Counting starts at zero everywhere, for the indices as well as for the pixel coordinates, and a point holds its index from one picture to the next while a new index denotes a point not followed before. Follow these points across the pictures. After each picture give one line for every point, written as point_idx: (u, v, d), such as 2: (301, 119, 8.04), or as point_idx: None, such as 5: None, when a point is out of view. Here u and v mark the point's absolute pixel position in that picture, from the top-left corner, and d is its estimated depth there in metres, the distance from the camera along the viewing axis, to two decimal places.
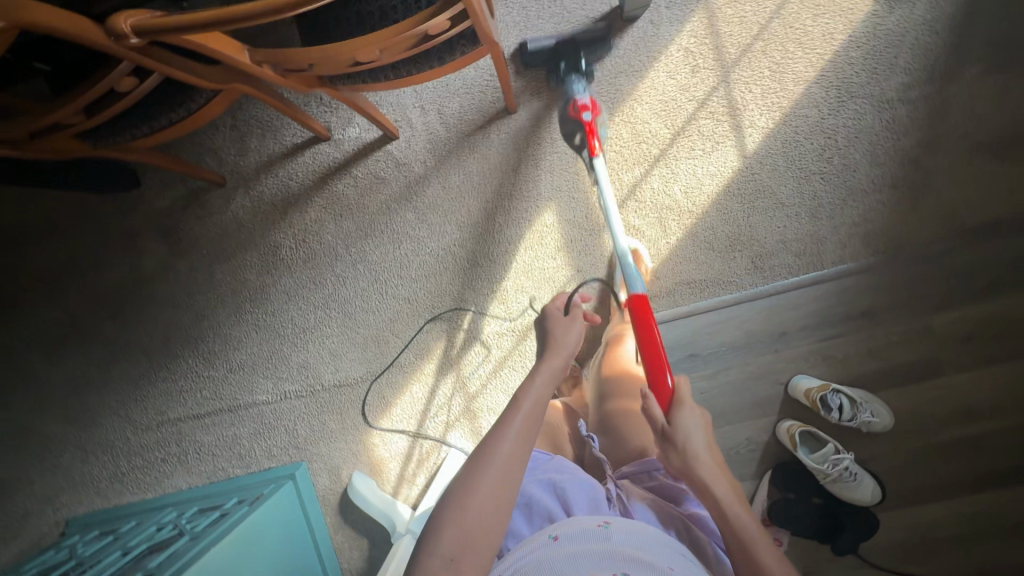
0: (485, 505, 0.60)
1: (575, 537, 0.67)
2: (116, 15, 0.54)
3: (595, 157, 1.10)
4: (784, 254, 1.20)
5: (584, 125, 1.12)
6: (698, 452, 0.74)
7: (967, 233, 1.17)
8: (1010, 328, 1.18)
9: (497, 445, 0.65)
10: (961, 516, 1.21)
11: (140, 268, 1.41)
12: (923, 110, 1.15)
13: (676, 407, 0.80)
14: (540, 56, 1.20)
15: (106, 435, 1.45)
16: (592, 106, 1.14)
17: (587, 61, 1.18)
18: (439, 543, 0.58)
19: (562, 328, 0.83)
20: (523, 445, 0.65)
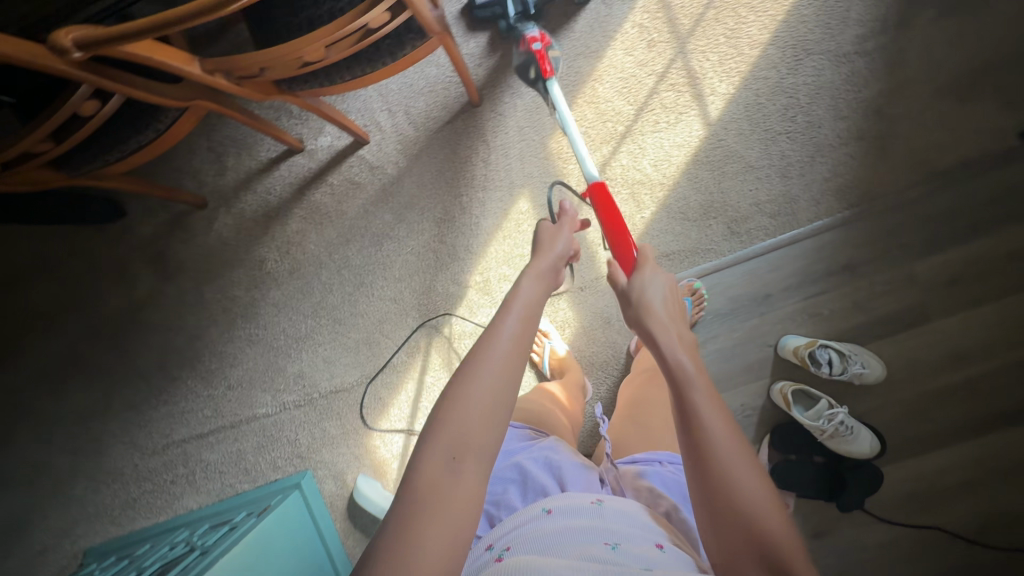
0: (484, 396, 0.60)
1: (566, 510, 0.68)
2: (58, 30, 0.59)
3: (547, 78, 0.98)
4: (759, 217, 1.21)
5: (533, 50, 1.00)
6: (655, 312, 0.71)
7: (940, 177, 1.17)
8: (994, 268, 1.17)
9: (491, 341, 0.64)
10: (967, 462, 1.20)
11: (134, 296, 1.44)
12: (881, 60, 1.16)
13: (638, 270, 0.77)
14: (490, 9, 1.22)
15: (114, 463, 1.47)
16: (541, 34, 1.02)
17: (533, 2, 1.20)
18: (439, 437, 0.58)
19: (551, 234, 0.82)
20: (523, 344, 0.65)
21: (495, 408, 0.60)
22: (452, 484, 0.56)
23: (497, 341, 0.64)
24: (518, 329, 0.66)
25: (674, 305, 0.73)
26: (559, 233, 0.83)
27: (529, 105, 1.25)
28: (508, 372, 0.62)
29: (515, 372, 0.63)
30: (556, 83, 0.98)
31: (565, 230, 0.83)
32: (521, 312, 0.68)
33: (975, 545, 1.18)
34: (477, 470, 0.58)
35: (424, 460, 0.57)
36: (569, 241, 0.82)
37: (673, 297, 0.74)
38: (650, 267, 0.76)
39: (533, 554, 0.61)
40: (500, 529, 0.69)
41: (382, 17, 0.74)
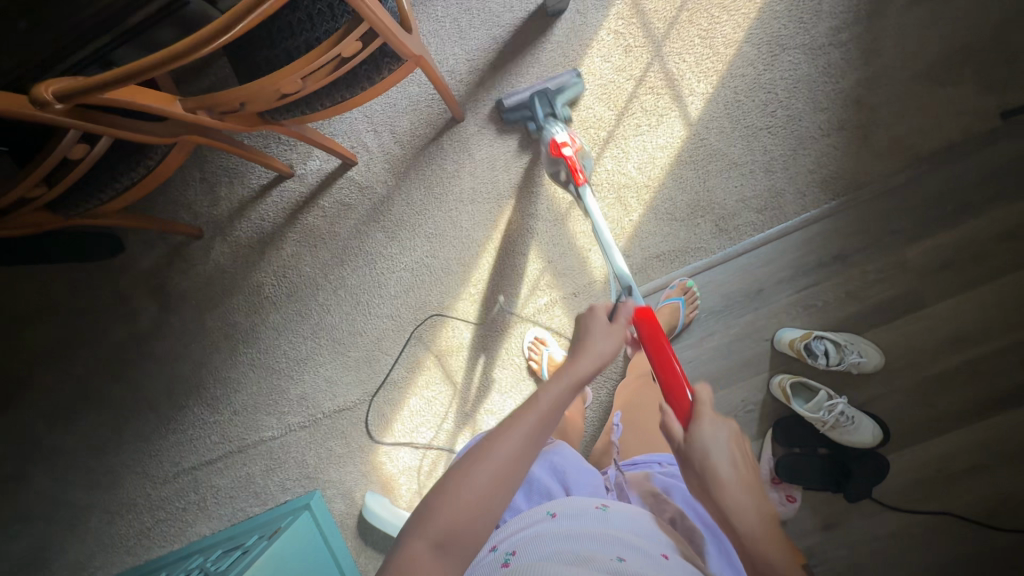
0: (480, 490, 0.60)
1: (571, 514, 0.67)
2: (40, 84, 0.61)
3: (580, 187, 1.09)
4: (745, 212, 1.21)
5: (566, 161, 1.09)
6: (720, 477, 0.65)
7: (924, 162, 1.17)
8: (985, 248, 1.17)
9: (500, 443, 0.63)
10: (973, 444, 1.20)
11: (138, 328, 1.47)
12: (855, 49, 1.17)
13: (696, 418, 0.68)
14: (518, 109, 1.22)
15: (127, 493, 1.49)
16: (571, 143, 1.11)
17: (561, 106, 1.20)
18: (427, 526, 0.58)
19: (605, 332, 0.76)
20: (529, 442, 0.64)
21: (489, 501, 0.60)
22: (434, 572, 0.55)
23: (495, 446, 0.63)
24: (532, 435, 0.64)
25: (742, 463, 0.66)
26: (601, 343, 0.74)
27: (511, 117, 1.27)
28: (505, 471, 0.61)
29: (510, 481, 0.62)
30: (589, 190, 1.08)
31: (617, 332, 0.77)
32: (541, 418, 0.65)
33: (987, 527, 1.18)
34: (457, 565, 0.57)
35: (406, 551, 0.56)
36: (613, 345, 0.75)
37: (743, 460, 0.67)
38: (712, 416, 0.68)
39: (538, 556, 0.60)
40: (504, 529, 0.69)
41: (355, 46, 0.76)
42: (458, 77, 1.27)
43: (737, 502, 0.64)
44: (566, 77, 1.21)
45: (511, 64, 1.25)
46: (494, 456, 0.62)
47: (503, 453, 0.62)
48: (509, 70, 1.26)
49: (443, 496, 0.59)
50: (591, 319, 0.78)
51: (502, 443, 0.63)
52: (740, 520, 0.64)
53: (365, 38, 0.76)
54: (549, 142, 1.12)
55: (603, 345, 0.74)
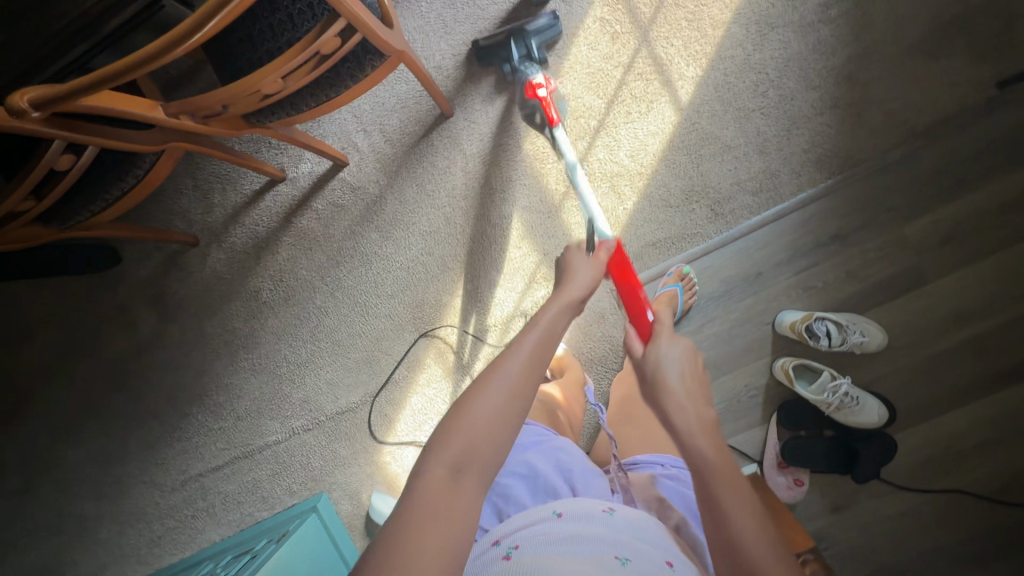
0: (491, 408, 0.59)
1: (577, 515, 0.66)
2: (14, 92, 0.61)
3: (554, 126, 1.10)
4: (741, 196, 1.20)
5: (539, 101, 1.12)
6: (666, 381, 0.68)
7: (920, 137, 1.15)
8: (986, 222, 1.15)
9: (509, 363, 0.62)
10: (981, 421, 1.18)
11: (139, 338, 1.47)
12: (846, 26, 1.15)
13: (653, 339, 0.74)
14: (492, 52, 1.21)
15: (136, 503, 1.50)
16: (545, 85, 1.13)
17: (538, 48, 1.19)
18: (443, 450, 0.56)
19: (584, 266, 0.80)
20: (535, 361, 0.63)
21: (504, 424, 0.59)
22: (451, 493, 0.54)
23: (504, 366, 0.62)
24: (538, 354, 0.64)
25: (694, 377, 0.69)
26: (579, 271, 0.78)
27: (500, 110, 1.26)
28: (515, 392, 0.60)
29: (524, 398, 0.61)
30: (561, 129, 1.09)
31: (595, 266, 0.81)
32: (542, 337, 0.66)
33: (1000, 504, 1.16)
34: (477, 487, 0.56)
35: (425, 476, 0.55)
36: (593, 275, 0.79)
37: (693, 372, 0.70)
38: (669, 335, 0.73)
39: (542, 555, 0.59)
40: (507, 526, 0.68)
41: (334, 43, 0.76)
42: (445, 72, 1.26)
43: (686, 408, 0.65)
44: (543, 20, 1.19)
45: None
46: (501, 377, 0.61)
47: (511, 371, 0.61)
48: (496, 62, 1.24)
49: (452, 417, 0.59)
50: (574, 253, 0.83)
51: (507, 363, 0.62)
52: (678, 416, 0.65)
53: (344, 33, 0.76)
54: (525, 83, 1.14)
55: (582, 273, 0.78)
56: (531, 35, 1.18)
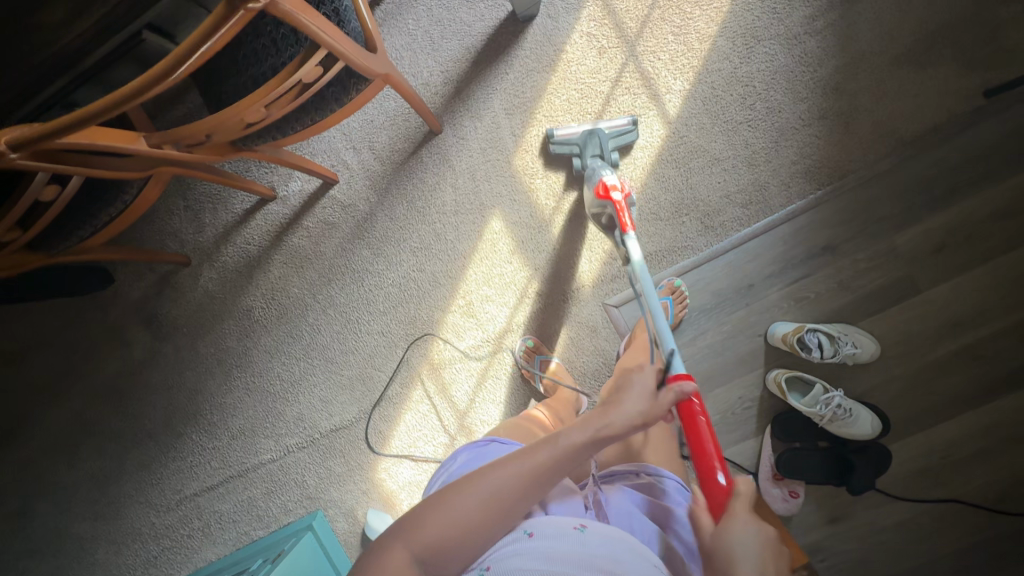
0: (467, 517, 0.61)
1: (548, 535, 0.64)
2: None
3: (626, 236, 1.00)
4: (730, 208, 1.20)
5: (612, 205, 1.03)
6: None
7: (908, 146, 1.15)
8: (977, 230, 1.15)
9: (496, 474, 0.64)
10: (976, 429, 1.18)
11: (133, 358, 1.47)
12: (832, 37, 1.14)
13: (729, 520, 0.66)
14: (567, 143, 1.19)
15: (132, 523, 1.49)
16: (623, 198, 1.03)
17: (612, 150, 1.17)
18: (414, 536, 0.60)
19: (643, 395, 0.72)
20: (529, 487, 0.63)
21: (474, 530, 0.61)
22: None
23: (489, 478, 0.64)
24: (529, 473, 0.64)
25: (773, 574, 0.61)
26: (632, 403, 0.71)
27: (488, 126, 1.25)
28: (495, 507, 0.62)
29: (503, 518, 0.62)
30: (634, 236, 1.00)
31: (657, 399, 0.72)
32: (549, 464, 0.65)
33: (997, 513, 1.16)
34: None
35: (388, 555, 0.58)
36: (647, 410, 0.71)
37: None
38: (746, 514, 0.66)
39: None
40: (481, 548, 0.67)
41: (316, 71, 0.76)
42: (433, 89, 1.26)
43: None
44: (622, 122, 1.19)
45: (486, 73, 1.24)
46: (486, 487, 0.63)
47: (494, 487, 0.63)
48: (484, 79, 1.24)
49: (431, 508, 0.62)
50: (631, 380, 0.74)
51: (496, 474, 0.64)
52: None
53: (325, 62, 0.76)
54: (597, 182, 1.06)
55: (631, 409, 0.70)
56: (610, 138, 1.17)
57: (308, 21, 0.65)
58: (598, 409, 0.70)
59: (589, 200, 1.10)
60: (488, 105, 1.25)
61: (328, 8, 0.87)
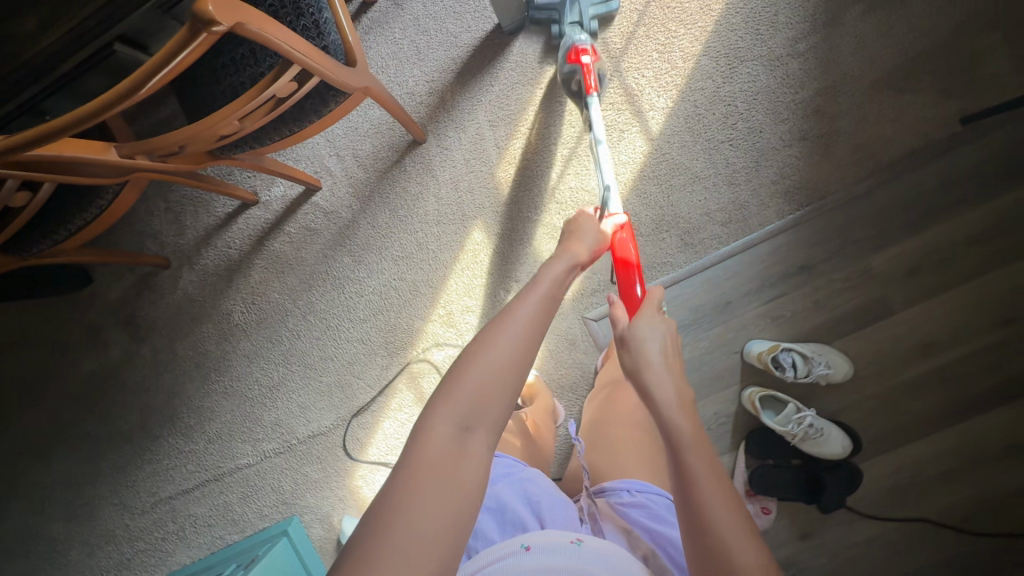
0: (496, 368, 0.58)
1: (544, 551, 0.65)
2: None
3: (590, 95, 1.06)
4: (710, 226, 1.21)
5: (582, 68, 1.06)
6: (648, 356, 0.70)
7: (886, 170, 1.16)
8: (951, 254, 1.16)
9: (511, 313, 0.64)
10: (945, 450, 1.19)
11: (110, 359, 1.46)
12: (814, 60, 1.15)
13: (641, 312, 0.76)
14: (545, 10, 1.18)
15: (106, 525, 1.48)
16: (591, 52, 1.08)
17: (589, 18, 1.17)
18: (451, 408, 0.56)
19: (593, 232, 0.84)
20: (544, 317, 0.65)
21: (506, 378, 0.58)
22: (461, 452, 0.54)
23: (512, 318, 0.63)
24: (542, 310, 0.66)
25: (673, 355, 0.71)
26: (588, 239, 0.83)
27: (472, 136, 1.26)
28: (523, 351, 0.60)
29: (531, 359, 0.61)
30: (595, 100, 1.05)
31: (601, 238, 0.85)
32: (547, 291, 0.69)
33: (963, 533, 1.17)
34: (485, 443, 0.56)
35: (431, 433, 0.54)
36: (597, 241, 0.84)
37: (672, 351, 0.72)
38: (653, 313, 0.75)
39: None
40: (475, 563, 0.67)
41: (290, 86, 0.76)
42: (418, 99, 1.26)
43: (660, 377, 0.67)
44: None
45: (471, 84, 1.25)
46: (510, 325, 0.62)
47: (517, 330, 0.62)
48: (469, 89, 1.24)
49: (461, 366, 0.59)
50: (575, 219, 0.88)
51: (510, 321, 0.63)
52: (654, 385, 0.66)
53: (300, 77, 0.76)
54: (569, 47, 1.09)
55: (588, 241, 0.82)
56: (588, 4, 1.17)
57: (281, 40, 0.65)
58: (563, 245, 0.81)
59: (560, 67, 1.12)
60: (473, 116, 1.25)
61: (308, 20, 0.86)
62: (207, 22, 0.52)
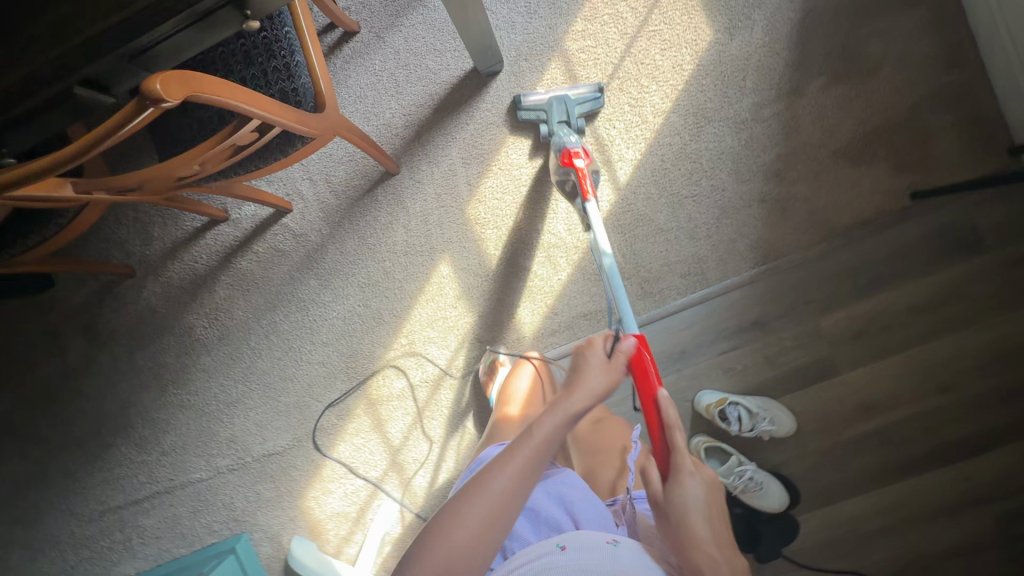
0: (470, 531, 0.62)
1: (579, 548, 0.68)
2: None
3: (588, 200, 1.06)
4: (670, 277, 1.24)
5: (576, 172, 1.10)
6: (693, 535, 0.67)
7: (839, 235, 1.20)
8: (895, 321, 1.21)
9: (478, 485, 0.65)
10: (879, 508, 1.23)
11: (66, 365, 1.44)
12: (777, 126, 1.19)
13: (680, 479, 0.70)
14: (534, 109, 1.21)
15: (51, 531, 1.46)
16: (584, 154, 1.10)
17: (578, 116, 1.19)
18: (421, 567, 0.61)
19: (600, 370, 0.71)
20: (513, 485, 0.64)
21: (468, 551, 0.61)
22: None
23: (482, 491, 0.64)
24: (514, 473, 0.65)
25: (715, 516, 0.70)
26: (596, 381, 0.70)
27: (443, 172, 1.27)
28: (487, 522, 0.63)
29: (498, 526, 0.63)
30: (595, 204, 1.06)
31: (613, 374, 0.71)
32: (532, 455, 0.66)
33: None
34: None
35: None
36: (606, 379, 0.71)
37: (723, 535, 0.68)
38: (686, 475, 0.70)
39: None
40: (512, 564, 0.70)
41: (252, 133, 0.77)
42: (393, 131, 1.28)
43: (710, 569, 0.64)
44: (585, 89, 1.21)
45: (446, 122, 1.26)
46: (479, 505, 0.63)
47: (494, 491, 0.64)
48: (444, 127, 1.26)
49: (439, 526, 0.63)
50: (580, 355, 0.73)
51: (492, 481, 0.64)
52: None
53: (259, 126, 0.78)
54: (562, 150, 1.12)
55: (596, 382, 0.70)
56: (577, 106, 1.19)
57: (236, 98, 0.66)
58: (564, 390, 0.69)
59: (555, 168, 1.16)
60: (446, 151, 1.27)
61: (279, 63, 0.88)
62: (157, 98, 0.53)
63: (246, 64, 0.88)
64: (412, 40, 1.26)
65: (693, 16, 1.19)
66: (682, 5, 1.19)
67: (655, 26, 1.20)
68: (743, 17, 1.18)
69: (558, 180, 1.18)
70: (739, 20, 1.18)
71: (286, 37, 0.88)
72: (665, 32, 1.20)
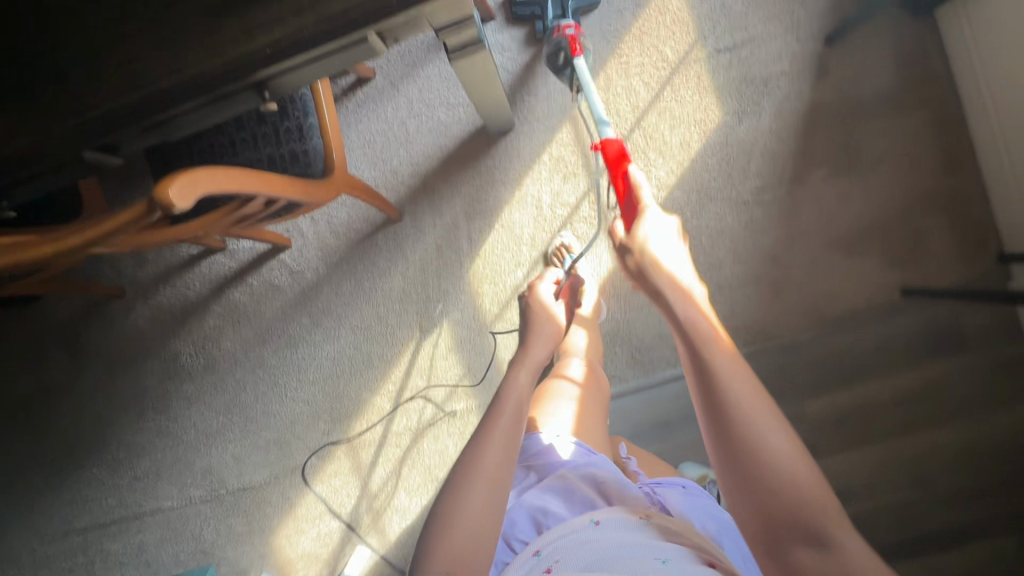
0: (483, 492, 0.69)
1: (614, 526, 0.71)
2: None
3: (577, 56, 0.97)
4: (661, 348, 1.25)
5: (567, 39, 0.99)
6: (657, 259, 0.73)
7: (828, 322, 1.22)
8: (877, 411, 1.22)
9: (488, 426, 0.78)
10: None
11: (45, 380, 1.42)
12: (777, 211, 1.21)
13: (641, 222, 0.77)
14: (529, 6, 1.20)
15: (12, 547, 1.43)
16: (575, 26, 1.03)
17: (572, 11, 1.18)
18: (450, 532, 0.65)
19: (542, 318, 1.07)
20: (515, 414, 0.80)
21: (496, 481, 0.71)
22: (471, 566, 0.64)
23: (495, 424, 0.78)
24: (516, 409, 0.82)
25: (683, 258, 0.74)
26: (545, 325, 1.06)
27: (446, 224, 1.28)
28: (505, 453, 0.74)
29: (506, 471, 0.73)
30: (585, 61, 0.97)
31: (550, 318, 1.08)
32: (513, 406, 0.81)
33: None
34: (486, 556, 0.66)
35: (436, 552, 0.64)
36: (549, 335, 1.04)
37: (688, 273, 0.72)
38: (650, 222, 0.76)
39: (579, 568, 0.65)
40: (546, 537, 0.73)
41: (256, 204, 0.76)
42: (399, 178, 1.28)
43: (670, 287, 0.70)
44: None
45: (453, 175, 1.27)
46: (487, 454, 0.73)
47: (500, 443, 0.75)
48: (450, 180, 1.27)
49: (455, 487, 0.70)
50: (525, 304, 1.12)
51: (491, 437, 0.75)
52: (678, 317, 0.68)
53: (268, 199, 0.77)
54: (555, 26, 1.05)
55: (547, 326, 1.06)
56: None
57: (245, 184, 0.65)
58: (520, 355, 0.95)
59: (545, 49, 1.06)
60: (451, 203, 1.27)
61: (291, 124, 0.88)
62: (167, 206, 0.51)
63: (259, 122, 0.89)
64: (427, 91, 1.27)
65: (703, 96, 1.21)
66: (695, 84, 1.21)
67: (666, 102, 1.22)
68: (753, 103, 1.20)
69: (545, 60, 1.07)
70: (748, 104, 1.20)
71: (300, 99, 0.88)
72: (675, 109, 1.22)
